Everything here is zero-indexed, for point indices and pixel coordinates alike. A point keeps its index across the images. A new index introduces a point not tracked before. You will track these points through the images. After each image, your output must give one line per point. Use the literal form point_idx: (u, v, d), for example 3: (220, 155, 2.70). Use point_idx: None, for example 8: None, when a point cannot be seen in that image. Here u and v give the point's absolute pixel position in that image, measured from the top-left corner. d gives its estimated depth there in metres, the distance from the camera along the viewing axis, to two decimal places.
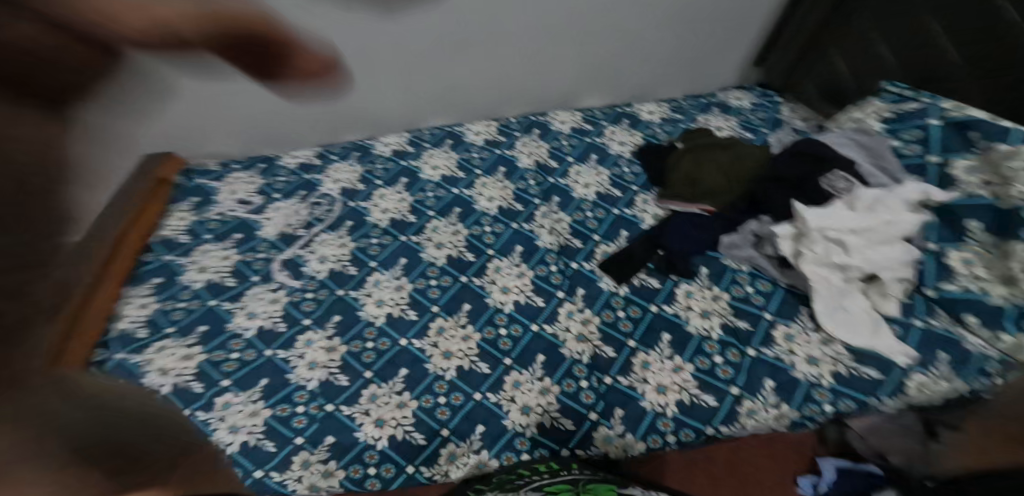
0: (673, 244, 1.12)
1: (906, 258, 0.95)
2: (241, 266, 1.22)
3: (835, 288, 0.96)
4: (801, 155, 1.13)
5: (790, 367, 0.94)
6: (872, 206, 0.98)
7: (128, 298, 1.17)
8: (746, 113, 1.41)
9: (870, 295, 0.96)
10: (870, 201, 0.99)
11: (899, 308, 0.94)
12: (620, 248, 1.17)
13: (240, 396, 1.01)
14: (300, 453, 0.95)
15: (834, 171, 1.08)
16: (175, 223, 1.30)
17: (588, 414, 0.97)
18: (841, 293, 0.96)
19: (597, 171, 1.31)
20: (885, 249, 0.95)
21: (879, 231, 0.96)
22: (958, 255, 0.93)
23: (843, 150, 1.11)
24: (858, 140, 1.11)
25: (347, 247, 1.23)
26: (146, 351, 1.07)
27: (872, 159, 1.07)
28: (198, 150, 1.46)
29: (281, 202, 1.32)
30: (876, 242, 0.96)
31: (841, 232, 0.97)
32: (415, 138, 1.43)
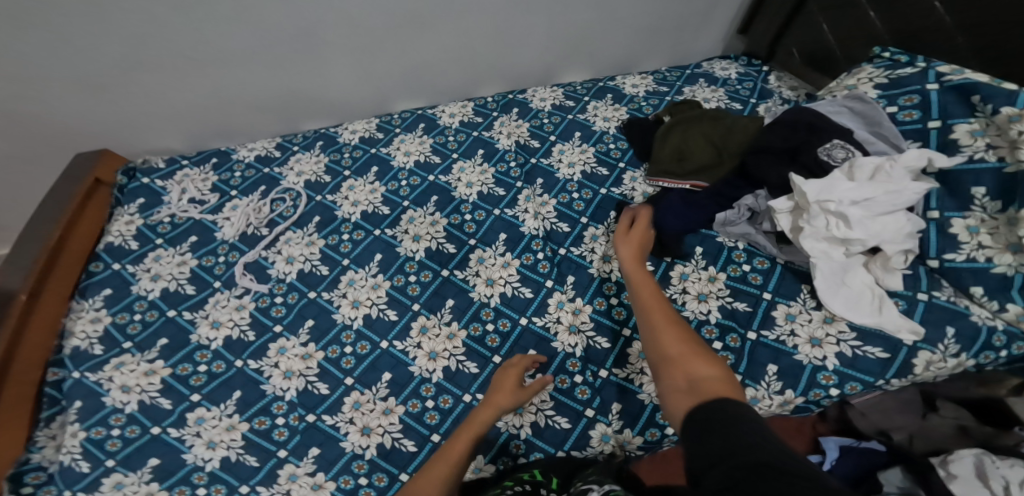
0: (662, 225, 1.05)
1: (908, 229, 0.90)
2: (198, 270, 1.12)
3: (838, 263, 0.92)
4: (793, 124, 1.02)
5: (791, 351, 0.90)
6: (873, 175, 0.92)
7: (79, 311, 1.07)
8: (732, 83, 1.35)
9: (873, 270, 0.92)
10: (871, 170, 0.92)
11: (902, 282, 0.90)
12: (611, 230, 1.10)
13: (215, 410, 0.95)
14: (285, 465, 0.90)
15: (832, 140, 0.98)
16: (120, 227, 1.18)
17: (585, 411, 0.92)
18: (845, 267, 0.92)
19: (581, 148, 1.24)
20: (886, 221, 0.90)
21: (881, 202, 0.89)
22: (963, 224, 0.89)
23: (837, 117, 1.04)
24: (853, 107, 1.03)
25: (315, 246, 1.14)
26: (103, 369, 0.99)
27: (869, 127, 1.00)
28: (138, 148, 1.33)
29: (240, 200, 1.22)
30: (878, 213, 0.90)
31: (842, 204, 0.89)
32: (385, 123, 1.34)
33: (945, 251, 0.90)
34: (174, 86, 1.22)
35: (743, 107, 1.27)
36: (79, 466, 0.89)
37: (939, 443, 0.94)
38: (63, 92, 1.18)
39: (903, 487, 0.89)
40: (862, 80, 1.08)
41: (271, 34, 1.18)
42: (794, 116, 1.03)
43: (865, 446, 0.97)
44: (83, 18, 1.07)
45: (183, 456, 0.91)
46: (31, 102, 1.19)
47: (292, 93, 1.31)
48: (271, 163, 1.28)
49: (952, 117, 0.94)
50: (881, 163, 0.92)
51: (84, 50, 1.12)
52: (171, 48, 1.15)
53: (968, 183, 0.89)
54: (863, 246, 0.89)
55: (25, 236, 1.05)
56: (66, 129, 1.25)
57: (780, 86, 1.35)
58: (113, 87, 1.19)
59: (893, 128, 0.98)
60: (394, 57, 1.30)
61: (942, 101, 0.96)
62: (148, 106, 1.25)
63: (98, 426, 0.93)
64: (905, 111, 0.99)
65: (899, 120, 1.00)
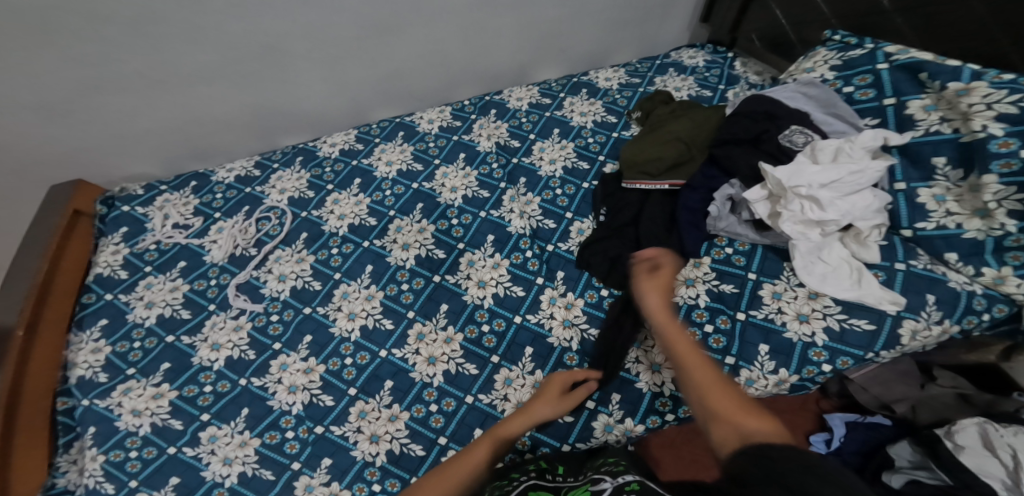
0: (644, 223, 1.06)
1: (879, 205, 0.93)
2: (191, 295, 1.12)
3: (814, 243, 0.95)
4: (750, 115, 1.07)
5: (781, 329, 0.93)
6: (835, 157, 0.95)
7: (78, 343, 1.06)
8: (701, 71, 1.37)
9: (849, 245, 0.95)
10: (832, 152, 0.95)
11: (880, 254, 0.93)
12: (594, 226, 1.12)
13: (226, 427, 0.96)
14: (300, 477, 0.91)
15: (790, 127, 1.02)
16: (107, 258, 1.16)
17: (585, 404, 0.94)
18: (821, 246, 0.95)
19: (560, 144, 1.25)
20: (855, 200, 0.92)
21: (847, 182, 0.92)
22: (929, 193, 0.93)
23: (793, 103, 1.08)
24: (808, 92, 1.08)
25: (305, 262, 1.14)
26: (112, 395, 0.99)
27: (825, 108, 1.05)
28: (115, 177, 1.32)
29: (225, 222, 1.21)
30: (846, 193, 0.92)
31: (812, 188, 0.92)
32: (363, 134, 1.34)
33: (916, 219, 0.94)
34: (144, 109, 1.21)
35: (714, 94, 1.30)
36: (104, 488, 0.90)
37: (943, 413, 0.96)
38: (23, 124, 1.15)
39: (914, 460, 0.92)
40: (818, 63, 1.13)
41: (234, 50, 1.17)
42: (751, 107, 1.08)
43: (870, 420, 1.01)
44: (38, 46, 1.05)
45: (201, 474, 0.91)
46: None
47: (263, 109, 1.30)
48: (252, 183, 1.27)
49: (905, 94, 0.98)
50: (841, 144, 0.95)
51: (49, 80, 1.10)
52: (138, 71, 1.14)
53: (928, 154, 0.93)
54: (838, 225, 0.92)
55: (12, 274, 1.05)
56: (32, 162, 1.22)
57: (746, 71, 1.37)
58: (76, 113, 1.17)
59: (848, 108, 1.03)
60: (364, 65, 1.30)
61: (895, 79, 1.00)
62: (116, 130, 1.23)
63: (115, 450, 0.94)
64: (861, 89, 1.04)
65: (856, 99, 1.05)
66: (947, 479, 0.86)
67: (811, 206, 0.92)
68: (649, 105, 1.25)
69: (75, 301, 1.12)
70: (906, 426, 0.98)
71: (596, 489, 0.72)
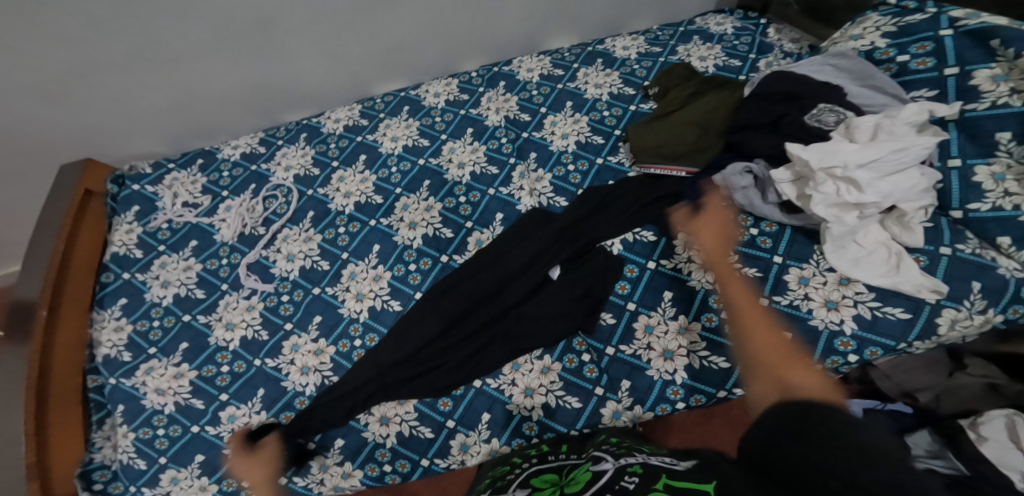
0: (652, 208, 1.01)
1: (925, 184, 0.85)
2: (204, 274, 1.09)
3: (849, 226, 0.87)
4: (768, 97, 1.00)
5: (805, 315, 0.87)
6: (874, 135, 0.87)
7: (101, 322, 1.05)
8: (729, 39, 1.24)
9: (889, 227, 0.88)
10: (870, 130, 0.87)
11: (923, 237, 0.85)
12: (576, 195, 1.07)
13: (245, 407, 0.94)
14: (316, 456, 0.91)
15: (817, 106, 0.95)
16: (121, 237, 1.14)
17: (593, 391, 0.90)
18: (856, 229, 0.87)
19: (573, 117, 1.16)
20: (898, 180, 0.85)
21: (889, 160, 0.84)
22: (987, 171, 0.84)
23: (822, 76, 1.00)
24: (838, 64, 1.00)
25: (313, 241, 1.09)
26: (136, 374, 0.99)
27: (860, 80, 0.97)
28: (124, 156, 1.31)
29: (232, 201, 1.16)
30: (886, 172, 0.84)
31: (848, 169, 0.84)
32: (367, 109, 1.28)
33: (969, 200, 0.85)
34: (142, 88, 1.18)
35: (743, 64, 1.18)
36: (136, 463, 0.91)
37: (970, 404, 0.91)
38: (22, 106, 1.14)
39: (932, 449, 0.89)
40: (868, 30, 1.02)
41: (226, 25, 1.13)
42: (767, 88, 1.00)
43: (890, 408, 0.96)
44: (25, 27, 1.02)
45: (223, 451, 0.91)
46: None
47: (264, 85, 1.26)
48: (257, 160, 1.23)
49: (971, 63, 0.88)
50: (881, 120, 0.87)
51: (42, 61, 1.08)
52: (130, 49, 1.11)
53: (990, 130, 0.84)
54: (878, 208, 0.85)
55: (30, 252, 1.03)
56: (35, 142, 1.21)
57: (780, 39, 1.23)
58: (74, 94, 1.15)
59: (889, 80, 0.95)
60: (363, 38, 1.24)
61: (959, 47, 0.89)
62: (118, 109, 1.21)
63: (143, 428, 0.94)
64: (919, 58, 0.94)
65: (913, 69, 0.94)
66: (964, 468, 0.83)
67: (846, 182, 0.85)
68: (657, 80, 1.15)
69: (96, 279, 1.11)
70: (927, 415, 0.94)
71: (598, 470, 0.64)
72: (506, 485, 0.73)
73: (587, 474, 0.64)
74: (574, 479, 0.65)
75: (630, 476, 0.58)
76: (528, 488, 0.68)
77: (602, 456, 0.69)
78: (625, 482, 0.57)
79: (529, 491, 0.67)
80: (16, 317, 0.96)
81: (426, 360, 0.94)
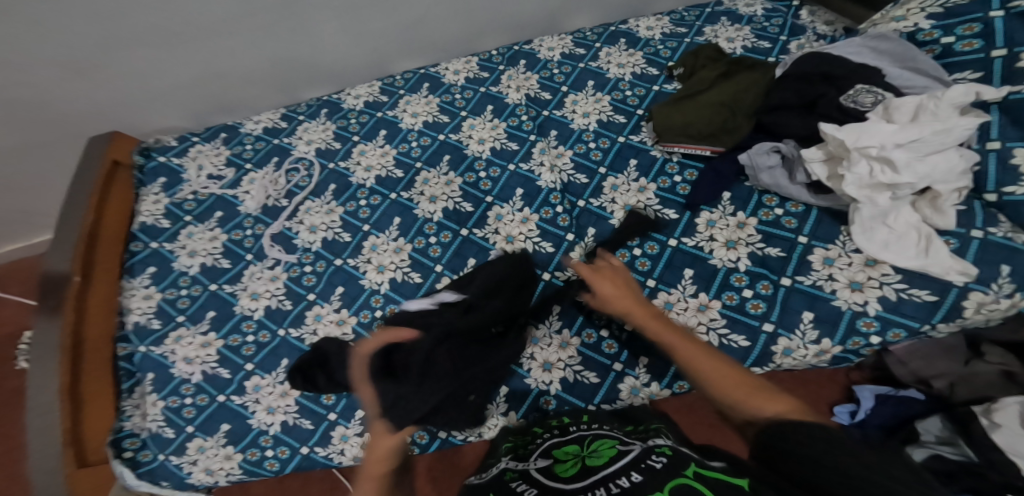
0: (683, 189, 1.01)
1: (963, 166, 0.85)
2: (230, 244, 1.10)
3: (880, 207, 0.88)
4: (805, 77, 1.00)
5: (827, 296, 0.88)
6: (916, 116, 0.86)
7: (130, 290, 1.07)
8: (759, 20, 1.23)
9: (922, 209, 0.87)
10: (912, 110, 0.87)
11: (956, 220, 0.86)
12: (602, 175, 1.06)
13: (268, 378, 0.97)
14: (337, 427, 0.94)
15: (855, 87, 0.95)
16: (149, 207, 1.16)
17: (611, 368, 0.91)
18: (887, 211, 0.88)
19: (595, 96, 1.16)
20: (937, 160, 0.84)
21: (929, 141, 0.83)
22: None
23: (859, 58, 1.00)
24: (877, 46, 0.99)
25: (335, 213, 1.10)
26: (165, 342, 1.01)
27: (902, 64, 0.96)
28: (151, 130, 1.33)
29: (256, 174, 1.18)
30: (926, 153, 0.84)
31: (885, 148, 0.85)
32: (388, 85, 1.28)
33: (1005, 183, 0.86)
34: (168, 64, 1.20)
35: (773, 46, 1.17)
36: (165, 432, 0.95)
37: (982, 391, 0.90)
38: (50, 79, 1.15)
39: (942, 436, 0.88)
40: (913, 10, 1.02)
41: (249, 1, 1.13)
42: (805, 68, 1.01)
43: (902, 395, 0.96)
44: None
45: (248, 421, 0.94)
46: (22, 90, 1.16)
47: (285, 61, 1.26)
48: (279, 134, 1.24)
49: (1020, 44, 0.87)
50: (924, 101, 0.86)
51: (72, 33, 1.09)
52: (155, 23, 1.12)
53: None
54: (912, 189, 0.85)
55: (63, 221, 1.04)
56: (64, 115, 1.23)
57: (813, 21, 1.21)
58: (102, 69, 1.16)
59: (930, 62, 0.94)
60: (384, 13, 1.23)
61: (1009, 28, 0.89)
62: (144, 85, 1.22)
63: (172, 396, 0.97)
64: (965, 40, 0.94)
65: (958, 51, 0.94)
66: (973, 456, 0.83)
67: (880, 159, 0.86)
68: (688, 60, 1.14)
69: (124, 247, 1.13)
70: (941, 402, 0.92)
71: (624, 449, 0.68)
72: (529, 453, 0.77)
73: (612, 451, 0.69)
74: (599, 452, 0.69)
75: (658, 456, 0.63)
76: (551, 458, 0.73)
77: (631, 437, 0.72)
78: (653, 460, 0.63)
79: (551, 461, 0.72)
80: (47, 287, 0.97)
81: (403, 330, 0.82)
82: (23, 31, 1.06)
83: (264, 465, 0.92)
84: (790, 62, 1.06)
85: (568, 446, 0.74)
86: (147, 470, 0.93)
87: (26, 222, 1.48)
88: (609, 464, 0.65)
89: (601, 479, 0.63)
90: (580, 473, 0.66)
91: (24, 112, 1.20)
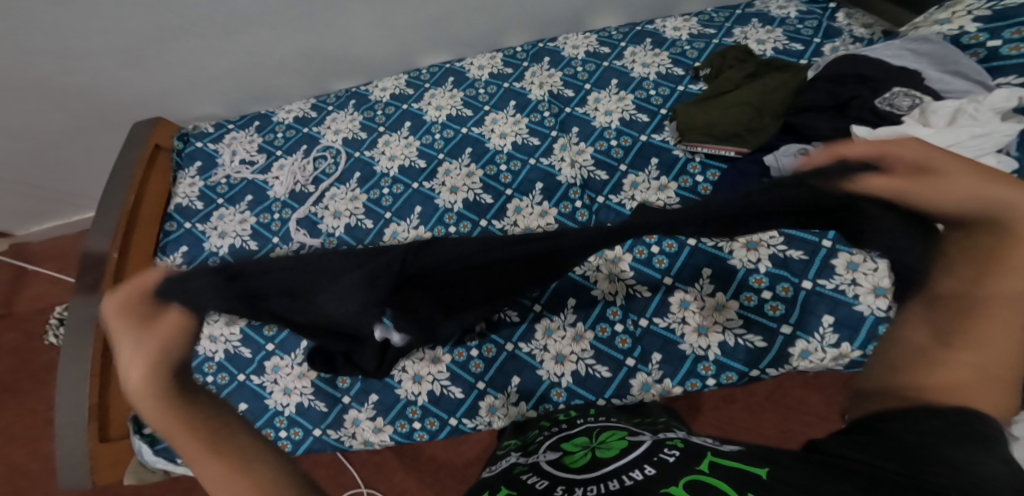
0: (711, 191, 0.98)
1: (1002, 172, 0.83)
2: (257, 227, 1.14)
3: None
4: (839, 79, 0.98)
5: (846, 301, 0.87)
6: (953, 119, 0.85)
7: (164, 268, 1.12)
8: (792, 22, 1.21)
9: None
10: (949, 114, 0.86)
11: None
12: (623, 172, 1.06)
13: (287, 359, 1.00)
14: (350, 410, 0.97)
15: (891, 90, 0.93)
16: (185, 189, 1.21)
17: (623, 364, 0.92)
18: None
19: (619, 93, 1.17)
20: None
21: (969, 145, 0.82)
22: None
23: (898, 61, 0.98)
24: (918, 49, 0.97)
25: (359, 200, 1.13)
26: None
27: (943, 65, 0.94)
28: (188, 117, 1.38)
29: (285, 160, 1.21)
30: (964, 157, 0.83)
31: None
32: (414, 79, 1.30)
33: None
34: (207, 54, 1.23)
35: (806, 48, 1.16)
36: None
37: None
38: (99, 68, 1.19)
39: None
40: (959, 14, 1.00)
41: None
42: (840, 69, 0.98)
43: None
44: None
45: (265, 402, 0.98)
46: (68, 76, 1.19)
47: (316, 53, 1.29)
48: (309, 124, 1.27)
49: None
50: (963, 105, 0.85)
51: (116, 23, 1.11)
52: (196, 15, 1.14)
53: None
54: None
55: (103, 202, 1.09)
56: (106, 100, 1.28)
57: (850, 24, 1.18)
58: (144, 57, 1.20)
59: (974, 66, 0.92)
60: (415, 9, 1.25)
61: None
62: (185, 74, 1.26)
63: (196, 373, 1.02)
64: (1013, 43, 0.91)
65: (1005, 54, 0.92)
66: None
67: None
68: (721, 58, 1.12)
69: (159, 229, 1.18)
70: None
71: (632, 440, 0.64)
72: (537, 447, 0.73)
73: (622, 443, 0.64)
74: (608, 444, 0.64)
75: (669, 450, 0.58)
76: (560, 451, 0.68)
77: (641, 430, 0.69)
78: (665, 454, 0.57)
79: (560, 454, 0.67)
80: (87, 266, 1.02)
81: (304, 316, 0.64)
82: (69, 22, 1.09)
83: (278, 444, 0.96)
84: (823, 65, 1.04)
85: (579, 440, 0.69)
86: (164, 447, 1.00)
87: (65, 201, 1.54)
88: (612, 463, 0.58)
89: (606, 474, 0.57)
90: (590, 465, 0.61)
91: (69, 96, 1.24)
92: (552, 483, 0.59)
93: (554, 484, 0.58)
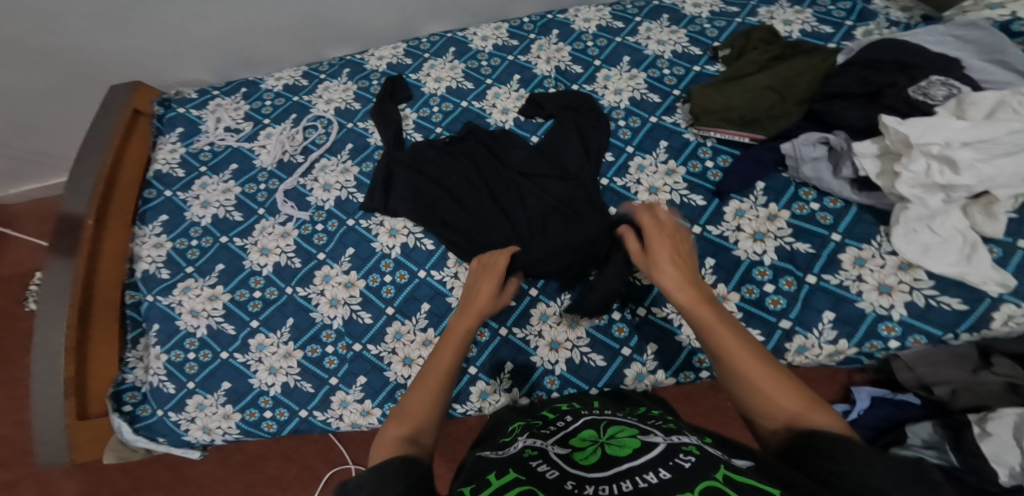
0: (724, 180, 0.95)
1: None
2: (242, 197, 1.09)
3: (929, 209, 0.82)
4: (876, 64, 0.93)
5: (852, 293, 0.85)
6: (992, 113, 0.79)
7: (141, 237, 1.07)
8: (823, 3, 1.11)
9: (972, 214, 0.81)
10: (988, 107, 0.79)
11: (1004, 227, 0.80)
12: (630, 154, 1.03)
13: (273, 337, 0.97)
14: (337, 392, 0.93)
15: (929, 78, 0.88)
16: (165, 155, 1.14)
17: (620, 353, 0.90)
18: (935, 214, 0.82)
19: (630, 72, 1.11)
20: (1005, 163, 0.76)
21: (1001, 142, 0.76)
22: None
23: (939, 47, 0.92)
24: (964, 35, 0.92)
25: (350, 173, 1.08)
26: (173, 293, 1.02)
27: (987, 54, 0.89)
28: (172, 81, 1.27)
29: (273, 129, 1.15)
30: (994, 154, 0.77)
31: (949, 147, 0.78)
32: (412, 48, 1.21)
33: None
34: (192, 17, 1.12)
35: (835, 31, 1.07)
36: (166, 387, 0.96)
37: (983, 400, 0.89)
38: (78, 26, 1.09)
39: (929, 440, 0.91)
40: None
41: None
42: (876, 53, 0.93)
43: (899, 398, 0.99)
44: None
45: (249, 381, 0.95)
46: (41, 33, 1.09)
47: (311, 18, 1.18)
48: (299, 92, 1.19)
49: None
50: (1006, 96, 0.79)
51: None
52: None
53: None
54: (969, 193, 0.78)
55: (79, 163, 1.03)
56: (83, 63, 1.18)
57: (887, 7, 1.08)
58: (126, 18, 1.10)
59: (1020, 55, 0.86)
60: None
61: None
62: (175, 37, 1.16)
63: (176, 350, 0.98)
64: None
65: None
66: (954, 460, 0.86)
67: (944, 154, 0.78)
68: (745, 39, 1.06)
69: (138, 195, 1.13)
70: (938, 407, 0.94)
71: (646, 440, 0.57)
72: (543, 435, 0.66)
73: (634, 441, 0.58)
74: (619, 441, 0.58)
75: (685, 455, 0.54)
76: (567, 445, 0.61)
77: (650, 427, 0.62)
78: (680, 459, 0.53)
79: (568, 449, 0.60)
80: (64, 229, 0.97)
81: (435, 215, 0.99)
82: None
83: (264, 423, 0.94)
84: (857, 47, 0.98)
85: (585, 434, 0.63)
86: (144, 425, 0.96)
87: (43, 164, 1.46)
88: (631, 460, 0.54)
89: (617, 476, 0.52)
90: (601, 463, 0.55)
91: (43, 56, 1.14)
92: (562, 476, 0.54)
93: (565, 478, 0.54)
